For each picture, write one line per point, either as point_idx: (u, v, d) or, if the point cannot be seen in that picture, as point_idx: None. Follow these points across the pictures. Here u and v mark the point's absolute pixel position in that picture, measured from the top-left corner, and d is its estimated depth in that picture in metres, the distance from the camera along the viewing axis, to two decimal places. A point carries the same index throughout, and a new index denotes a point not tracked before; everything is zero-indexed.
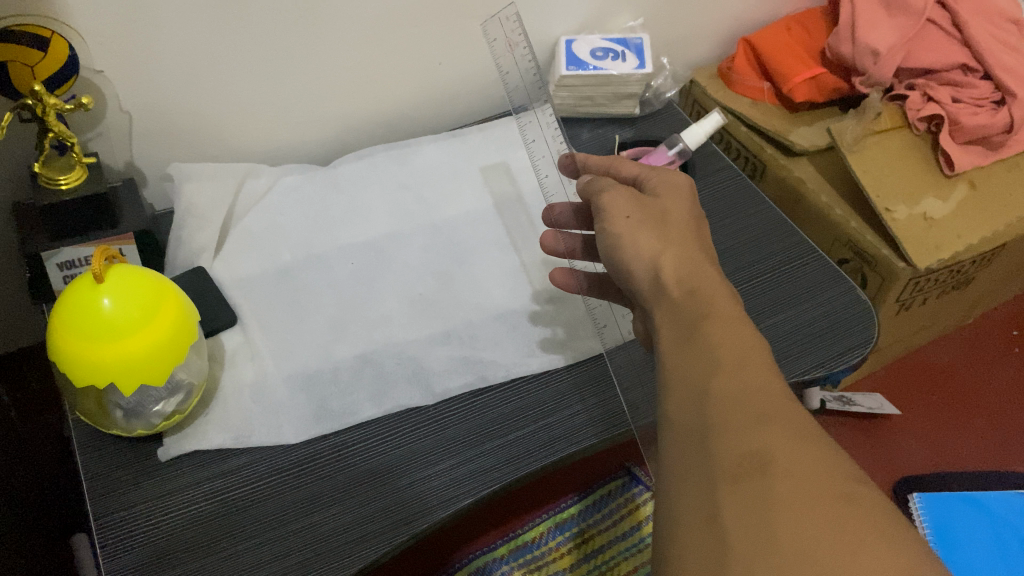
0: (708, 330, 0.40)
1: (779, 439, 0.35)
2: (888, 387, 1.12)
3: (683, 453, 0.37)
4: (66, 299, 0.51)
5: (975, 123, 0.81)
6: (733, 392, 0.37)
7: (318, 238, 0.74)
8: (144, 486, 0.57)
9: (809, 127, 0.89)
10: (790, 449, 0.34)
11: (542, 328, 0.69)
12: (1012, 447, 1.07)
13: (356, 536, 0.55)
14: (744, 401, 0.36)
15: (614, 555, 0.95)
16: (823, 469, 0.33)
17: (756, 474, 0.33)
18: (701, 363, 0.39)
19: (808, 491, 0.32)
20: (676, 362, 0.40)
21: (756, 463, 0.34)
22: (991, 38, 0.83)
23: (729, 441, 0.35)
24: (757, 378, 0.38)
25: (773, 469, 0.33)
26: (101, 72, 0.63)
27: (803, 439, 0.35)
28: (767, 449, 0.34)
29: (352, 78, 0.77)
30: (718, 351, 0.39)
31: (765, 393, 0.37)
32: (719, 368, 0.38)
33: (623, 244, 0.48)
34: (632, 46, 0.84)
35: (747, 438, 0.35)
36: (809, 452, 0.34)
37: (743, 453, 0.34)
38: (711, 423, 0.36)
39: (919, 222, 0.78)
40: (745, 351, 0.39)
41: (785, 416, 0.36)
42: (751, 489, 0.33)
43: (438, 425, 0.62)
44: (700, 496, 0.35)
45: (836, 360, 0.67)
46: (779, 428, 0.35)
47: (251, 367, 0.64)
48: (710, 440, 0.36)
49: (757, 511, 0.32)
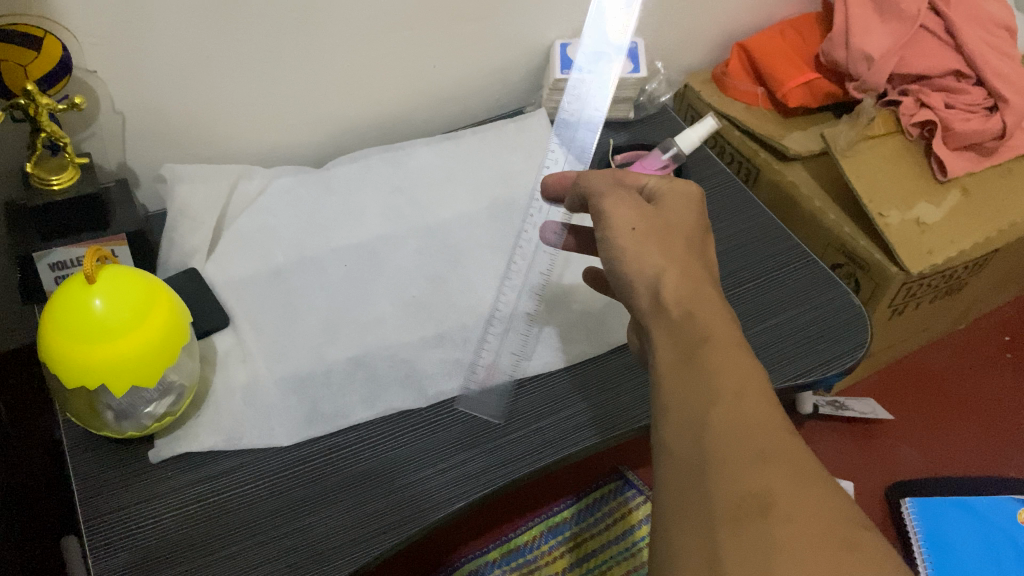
0: (705, 354, 0.40)
1: (780, 479, 0.35)
2: (881, 392, 1.12)
3: (678, 486, 0.37)
4: (56, 300, 0.51)
5: (968, 129, 0.81)
6: (729, 425, 0.37)
7: (310, 240, 0.74)
8: (134, 489, 0.57)
9: (802, 132, 0.89)
10: (793, 493, 0.34)
11: (535, 331, 0.69)
12: (1004, 452, 1.08)
13: (349, 539, 0.55)
14: (743, 438, 0.36)
15: (606, 559, 0.95)
16: (824, 513, 0.34)
17: (756, 519, 0.34)
18: (696, 390, 0.39)
19: (810, 542, 0.33)
20: (672, 386, 0.40)
21: (757, 506, 0.34)
22: (983, 44, 0.84)
23: (728, 479, 0.35)
24: (756, 409, 0.38)
25: (773, 513, 0.34)
26: (94, 72, 0.63)
27: (804, 480, 0.35)
28: (768, 492, 0.34)
29: (347, 81, 0.77)
30: (717, 378, 0.39)
31: (763, 424, 0.37)
32: (717, 400, 0.38)
33: (615, 247, 0.48)
34: (625, 50, 0.85)
35: (749, 477, 0.35)
36: (808, 493, 0.34)
37: (744, 495, 0.34)
38: (710, 455, 0.36)
39: (912, 228, 0.78)
40: (743, 378, 0.39)
41: (784, 452, 0.36)
42: (752, 535, 0.33)
43: (431, 428, 0.62)
44: (698, 534, 0.35)
45: (829, 365, 0.67)
46: (780, 467, 0.35)
47: (243, 369, 0.63)
48: (707, 473, 0.36)
49: (757, 559, 0.32)
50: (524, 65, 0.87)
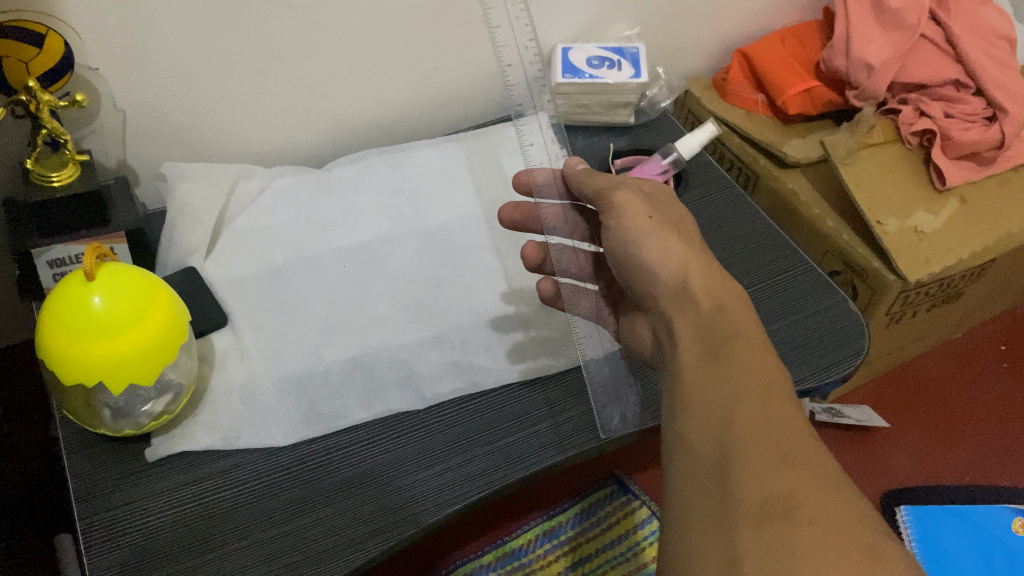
0: (731, 353, 0.41)
1: (804, 483, 0.35)
2: (877, 399, 1.13)
3: (701, 483, 0.37)
4: (55, 297, 0.51)
5: (967, 138, 0.81)
6: (754, 423, 0.37)
7: (309, 240, 0.74)
8: (129, 487, 0.56)
9: (801, 139, 0.90)
10: (817, 499, 0.34)
11: (532, 336, 0.69)
12: (999, 462, 1.08)
13: (345, 540, 0.55)
14: (768, 439, 0.37)
15: (601, 563, 0.95)
16: (847, 518, 0.34)
17: (779, 519, 0.33)
18: (724, 386, 0.40)
19: (831, 545, 0.32)
20: (698, 382, 0.41)
21: (780, 507, 0.34)
22: (982, 54, 0.84)
23: (749, 480, 0.35)
24: (780, 411, 0.38)
25: (798, 515, 0.33)
26: (96, 70, 0.63)
27: (827, 486, 0.35)
28: (792, 495, 0.34)
29: (349, 81, 0.77)
30: (743, 377, 0.40)
31: (787, 427, 0.37)
32: (744, 398, 0.39)
33: (628, 243, 0.51)
34: (627, 55, 0.85)
35: (771, 478, 0.35)
36: (833, 496, 0.34)
37: (767, 495, 0.34)
38: (733, 455, 0.36)
39: (910, 236, 0.78)
40: (769, 381, 0.39)
41: (808, 458, 0.36)
42: (773, 535, 0.33)
43: (429, 429, 0.62)
44: (719, 533, 0.34)
45: (826, 372, 0.67)
46: (805, 472, 0.35)
47: (240, 368, 0.63)
48: (728, 474, 0.36)
49: (777, 560, 0.32)
50: None
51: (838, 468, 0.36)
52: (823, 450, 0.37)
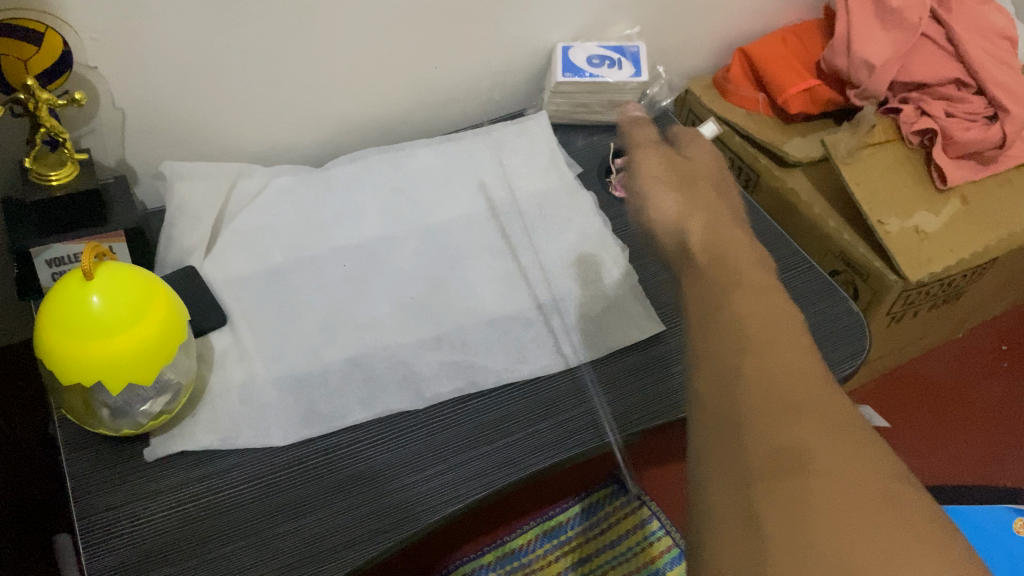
0: (733, 306, 0.38)
1: (819, 432, 0.32)
2: (877, 399, 1.12)
3: (707, 440, 0.34)
4: (53, 295, 0.51)
5: (968, 138, 0.81)
6: (763, 373, 0.34)
7: (308, 239, 0.74)
8: (127, 488, 0.56)
9: (802, 138, 0.90)
10: (833, 447, 0.31)
11: (531, 336, 0.69)
12: (1000, 462, 1.08)
13: (344, 540, 0.54)
14: (777, 388, 0.34)
15: (601, 564, 0.95)
16: (868, 464, 0.31)
17: (793, 470, 0.31)
18: (728, 337, 0.37)
19: (854, 494, 0.29)
20: (700, 335, 0.38)
21: (793, 458, 0.31)
22: (983, 53, 0.84)
23: (760, 433, 0.32)
24: (789, 359, 0.35)
25: (814, 465, 0.31)
26: (94, 68, 0.63)
27: (844, 432, 0.32)
28: (808, 443, 0.31)
29: (350, 80, 0.77)
30: (746, 327, 0.37)
31: (797, 374, 0.34)
32: (748, 348, 0.36)
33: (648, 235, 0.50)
34: (628, 54, 0.85)
35: (783, 428, 0.32)
36: (851, 443, 0.31)
37: (780, 445, 0.32)
38: (740, 407, 0.34)
39: (912, 236, 0.78)
40: (775, 329, 0.37)
41: (822, 404, 0.33)
42: (788, 488, 0.30)
43: (428, 429, 0.62)
44: (730, 488, 0.31)
45: (827, 372, 0.67)
46: (820, 419, 0.32)
47: (239, 368, 0.63)
48: (738, 427, 0.33)
49: (793, 512, 0.29)
50: (525, 68, 0.87)
51: (857, 415, 0.33)
52: (839, 397, 0.34)
